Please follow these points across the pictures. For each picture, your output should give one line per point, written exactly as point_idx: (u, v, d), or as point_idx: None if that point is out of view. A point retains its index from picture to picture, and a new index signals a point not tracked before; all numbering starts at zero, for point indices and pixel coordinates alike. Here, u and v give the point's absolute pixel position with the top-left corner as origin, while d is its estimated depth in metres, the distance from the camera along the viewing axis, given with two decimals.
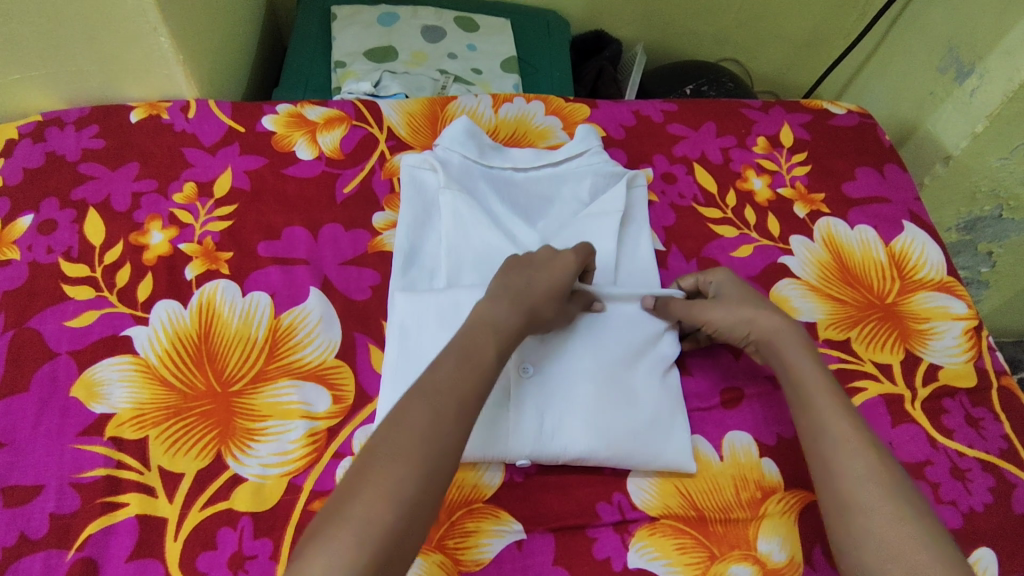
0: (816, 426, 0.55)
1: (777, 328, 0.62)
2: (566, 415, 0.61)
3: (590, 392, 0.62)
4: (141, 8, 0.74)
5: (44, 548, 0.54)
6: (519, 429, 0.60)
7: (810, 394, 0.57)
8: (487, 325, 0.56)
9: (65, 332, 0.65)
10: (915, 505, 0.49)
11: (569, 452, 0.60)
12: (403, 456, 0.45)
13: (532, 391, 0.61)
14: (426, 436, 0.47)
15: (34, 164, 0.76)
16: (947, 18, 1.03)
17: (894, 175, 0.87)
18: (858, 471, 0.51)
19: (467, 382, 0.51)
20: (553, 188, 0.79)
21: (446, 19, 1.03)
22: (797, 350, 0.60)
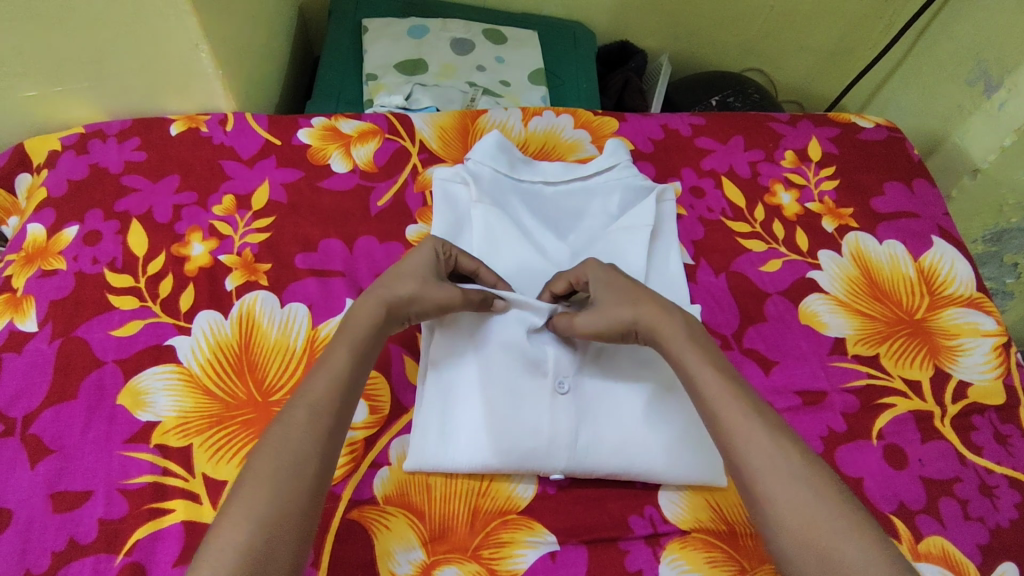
0: (705, 403, 0.53)
1: (656, 325, 0.58)
2: (599, 432, 0.62)
3: (624, 412, 0.63)
4: (183, 25, 0.76)
5: (94, 552, 0.56)
6: (555, 443, 0.61)
7: (698, 372, 0.54)
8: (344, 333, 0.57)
9: (111, 340, 0.67)
10: (811, 472, 0.48)
11: (602, 467, 0.61)
12: (270, 473, 0.47)
13: (569, 408, 0.62)
14: (280, 453, 0.48)
15: (78, 176, 0.79)
16: (975, 30, 1.03)
17: (923, 189, 0.87)
18: (751, 443, 0.49)
19: (316, 392, 0.52)
20: (583, 202, 0.80)
21: (474, 32, 1.05)
22: (680, 339, 0.57)
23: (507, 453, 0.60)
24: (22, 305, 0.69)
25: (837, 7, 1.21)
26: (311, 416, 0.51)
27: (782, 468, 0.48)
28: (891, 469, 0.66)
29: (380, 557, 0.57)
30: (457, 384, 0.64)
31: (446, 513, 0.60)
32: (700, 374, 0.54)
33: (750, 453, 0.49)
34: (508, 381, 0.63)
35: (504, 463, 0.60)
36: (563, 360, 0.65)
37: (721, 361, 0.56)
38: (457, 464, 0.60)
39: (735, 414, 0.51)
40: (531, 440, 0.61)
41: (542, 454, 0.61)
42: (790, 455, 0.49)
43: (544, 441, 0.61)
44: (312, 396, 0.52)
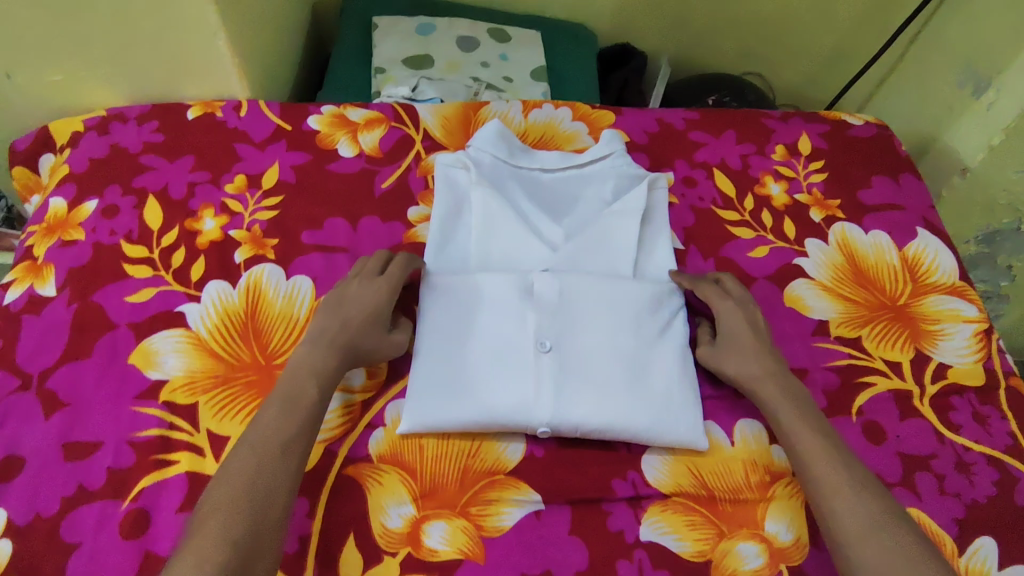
0: (798, 454, 0.60)
1: (755, 380, 0.66)
2: (581, 387, 0.65)
3: (605, 369, 0.66)
4: (203, 14, 0.80)
5: (102, 498, 0.59)
6: (538, 399, 0.64)
7: (792, 425, 0.62)
8: (306, 371, 0.60)
9: (125, 305, 0.71)
10: (889, 519, 0.55)
11: (585, 424, 0.64)
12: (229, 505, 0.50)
13: (551, 366, 0.65)
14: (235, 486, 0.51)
15: (99, 154, 0.83)
16: (965, 35, 1.06)
17: (909, 183, 0.90)
18: (834, 493, 0.57)
19: (291, 428, 0.56)
20: (579, 188, 0.83)
21: (480, 31, 1.09)
22: (778, 394, 0.64)
23: (494, 410, 0.63)
24: (43, 272, 0.73)
25: (833, 13, 1.25)
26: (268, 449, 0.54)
27: (863, 518, 0.55)
28: (869, 443, 0.68)
29: (372, 510, 0.60)
30: (445, 353, 0.67)
31: (436, 471, 0.63)
32: (794, 426, 0.62)
33: (836, 503, 0.56)
34: (491, 345, 0.67)
35: (491, 422, 0.63)
36: (543, 322, 0.67)
37: (814, 415, 0.63)
38: (445, 422, 0.63)
39: (824, 469, 0.58)
40: (515, 397, 0.64)
41: (527, 409, 0.63)
42: (868, 505, 0.56)
43: (527, 399, 0.64)
44: (285, 427, 0.56)
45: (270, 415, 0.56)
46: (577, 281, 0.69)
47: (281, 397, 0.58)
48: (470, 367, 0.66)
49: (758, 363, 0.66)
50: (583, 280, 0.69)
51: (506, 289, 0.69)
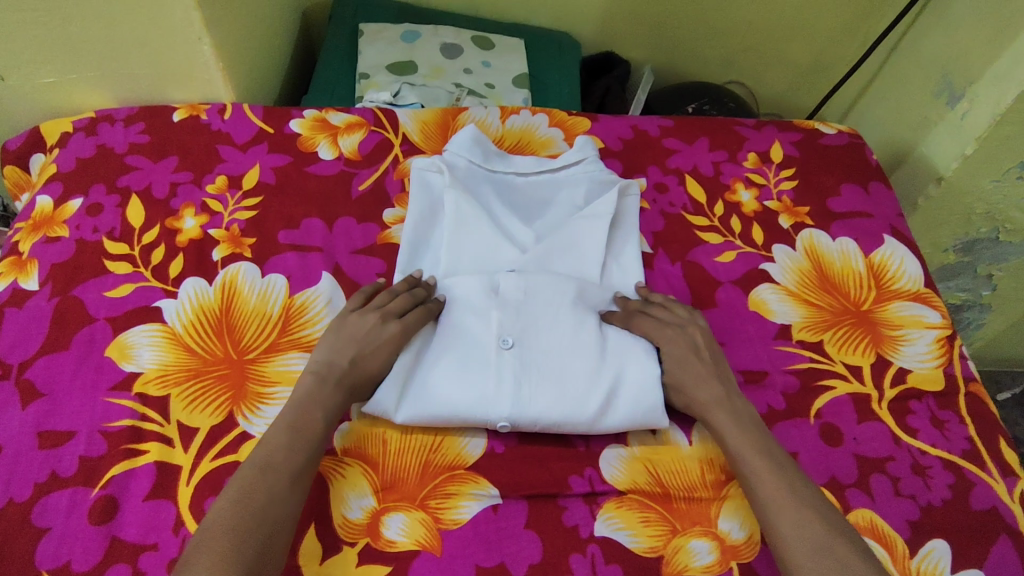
0: (746, 479, 0.61)
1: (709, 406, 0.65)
2: (541, 382, 0.66)
3: (564, 365, 0.67)
4: (188, 20, 0.83)
5: (72, 485, 0.61)
6: (497, 394, 0.65)
7: (742, 450, 0.62)
8: (306, 399, 0.61)
9: (104, 300, 0.73)
10: (828, 531, 0.56)
11: (543, 418, 0.65)
12: (240, 536, 0.51)
13: (512, 362, 0.66)
14: (246, 517, 0.52)
15: (86, 154, 0.86)
16: (941, 46, 1.08)
17: (878, 192, 0.91)
18: (772, 502, 0.58)
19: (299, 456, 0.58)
20: (550, 194, 0.85)
21: (464, 38, 1.12)
22: (726, 417, 0.64)
23: (453, 404, 0.65)
24: (26, 267, 0.76)
25: (814, 23, 1.27)
26: (274, 482, 0.55)
27: (806, 535, 0.56)
28: (826, 445, 0.69)
29: (334, 501, 0.62)
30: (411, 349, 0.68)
31: (398, 465, 0.64)
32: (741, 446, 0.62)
33: (781, 520, 0.57)
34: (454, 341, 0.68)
35: (451, 415, 0.65)
36: (506, 320, 0.69)
37: (765, 438, 0.63)
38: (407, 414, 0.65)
39: (770, 489, 0.59)
40: (476, 392, 0.65)
41: (486, 404, 0.64)
42: (809, 521, 0.56)
43: (488, 393, 0.65)
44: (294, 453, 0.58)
45: (277, 444, 0.58)
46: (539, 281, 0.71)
47: (284, 429, 0.59)
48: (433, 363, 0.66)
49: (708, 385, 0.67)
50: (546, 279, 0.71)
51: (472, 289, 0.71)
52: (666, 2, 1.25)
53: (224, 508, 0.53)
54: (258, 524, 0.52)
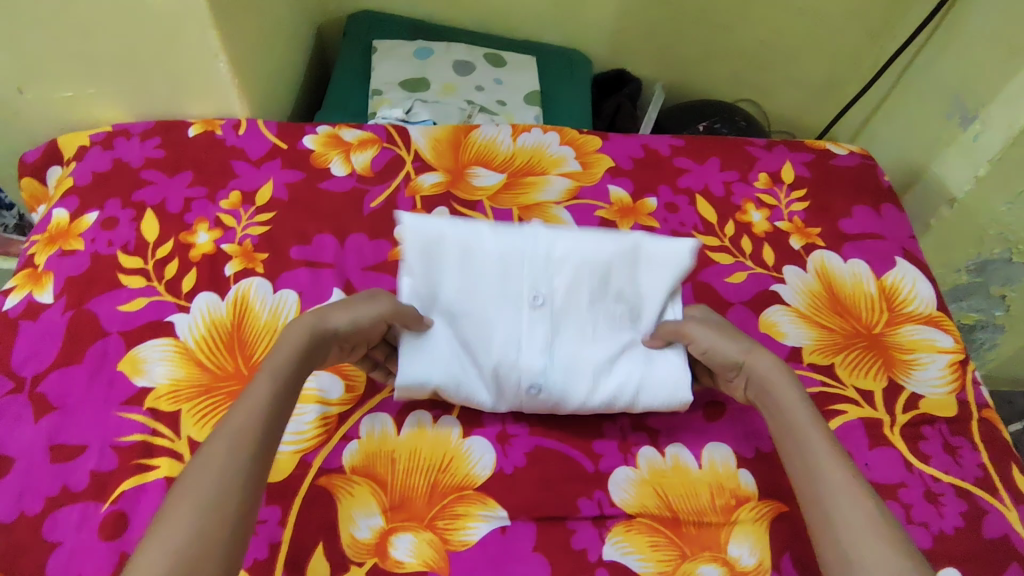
0: (808, 456, 0.56)
1: (770, 379, 0.62)
2: (572, 339, 0.67)
3: (593, 335, 0.68)
4: (205, 37, 0.84)
5: (83, 500, 0.62)
6: (532, 337, 0.66)
7: (806, 429, 0.58)
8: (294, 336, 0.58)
9: (118, 314, 0.74)
10: (899, 537, 0.51)
11: (574, 373, 0.66)
12: (234, 483, 0.46)
13: (542, 322, 0.67)
14: (247, 466, 0.48)
15: (102, 168, 0.87)
16: (952, 67, 1.08)
17: (890, 214, 0.91)
18: (834, 482, 0.54)
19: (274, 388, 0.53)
20: (572, 296, 0.68)
21: (476, 55, 1.13)
22: (789, 392, 0.61)
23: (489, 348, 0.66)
24: (42, 280, 0.77)
25: (825, 43, 1.28)
26: (254, 435, 0.50)
27: (872, 538, 0.50)
28: None
29: (342, 521, 0.62)
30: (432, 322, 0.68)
31: (406, 484, 0.64)
32: (809, 436, 0.57)
33: (849, 516, 0.52)
34: (477, 306, 0.68)
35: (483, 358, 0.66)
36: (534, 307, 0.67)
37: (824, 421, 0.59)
38: (441, 356, 0.66)
39: (830, 468, 0.55)
40: (510, 336, 0.66)
41: (521, 345, 0.66)
42: (877, 523, 0.51)
43: (521, 339, 0.66)
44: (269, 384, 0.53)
45: (257, 397, 0.52)
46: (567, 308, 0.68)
47: (265, 379, 0.53)
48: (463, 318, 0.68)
49: (775, 372, 0.62)
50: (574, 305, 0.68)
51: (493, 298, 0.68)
52: (677, 21, 1.26)
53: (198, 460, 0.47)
54: (242, 479, 0.47)
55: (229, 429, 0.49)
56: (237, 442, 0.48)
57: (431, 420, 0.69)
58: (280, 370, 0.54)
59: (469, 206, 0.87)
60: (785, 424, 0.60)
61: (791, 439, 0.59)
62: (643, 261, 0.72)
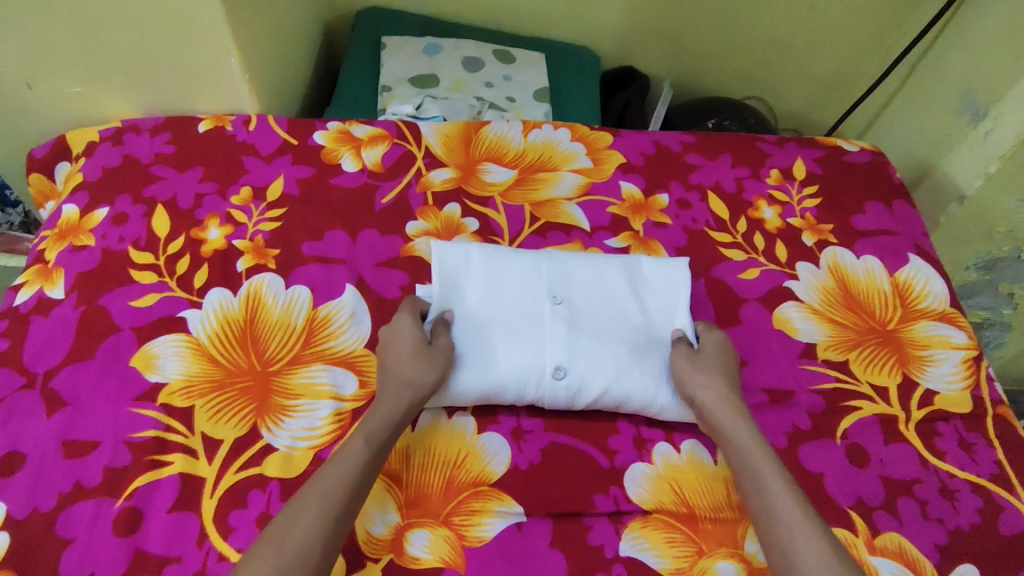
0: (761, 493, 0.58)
1: (721, 415, 0.64)
2: (592, 335, 0.71)
3: (613, 340, 0.71)
4: (216, 31, 0.84)
5: (97, 496, 0.61)
6: (555, 321, 0.71)
7: (761, 467, 0.60)
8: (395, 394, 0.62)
9: (129, 310, 0.73)
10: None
11: (597, 360, 0.69)
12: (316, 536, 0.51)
13: (564, 315, 0.72)
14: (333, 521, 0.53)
15: (112, 164, 0.86)
16: (964, 64, 1.07)
17: (902, 211, 0.91)
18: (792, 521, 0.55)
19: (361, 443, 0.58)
20: (587, 313, 0.73)
21: (485, 52, 1.13)
22: (741, 430, 0.63)
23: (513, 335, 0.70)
24: (52, 275, 0.76)
25: (834, 39, 1.27)
26: (344, 495, 0.54)
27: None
28: (853, 467, 0.68)
29: (357, 517, 0.61)
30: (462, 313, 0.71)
31: (422, 480, 0.64)
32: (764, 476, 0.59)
33: (806, 561, 0.53)
34: (501, 305, 0.72)
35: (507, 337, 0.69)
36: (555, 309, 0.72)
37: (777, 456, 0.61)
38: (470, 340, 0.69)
39: (787, 506, 0.57)
40: (533, 324, 0.71)
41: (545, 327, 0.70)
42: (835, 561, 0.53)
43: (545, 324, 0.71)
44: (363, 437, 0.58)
45: (348, 456, 0.56)
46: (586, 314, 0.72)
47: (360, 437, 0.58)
48: (490, 309, 0.71)
49: (724, 410, 0.65)
50: (592, 310, 0.73)
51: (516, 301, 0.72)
52: (685, 17, 1.25)
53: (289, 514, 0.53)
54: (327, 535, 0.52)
55: (322, 486, 0.54)
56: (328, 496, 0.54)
57: (445, 417, 0.68)
58: (374, 433, 0.59)
59: (481, 202, 0.86)
60: (742, 465, 0.61)
61: (749, 480, 0.60)
62: (650, 273, 0.77)
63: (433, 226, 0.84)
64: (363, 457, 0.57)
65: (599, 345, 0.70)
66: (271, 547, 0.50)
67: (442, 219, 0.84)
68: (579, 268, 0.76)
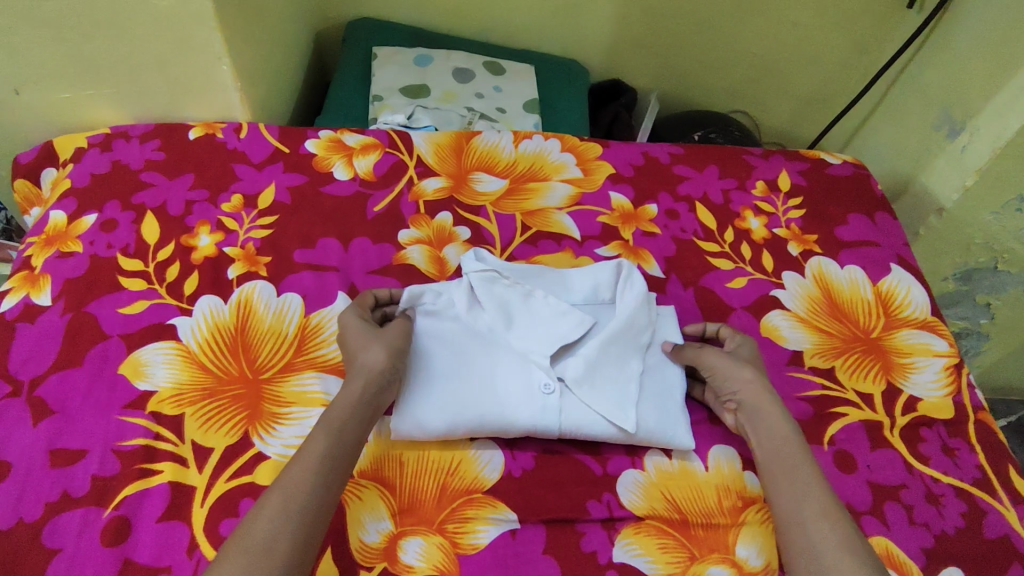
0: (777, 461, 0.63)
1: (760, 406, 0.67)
2: (518, 341, 0.71)
3: (515, 337, 0.71)
4: (209, 40, 0.84)
5: (84, 506, 0.60)
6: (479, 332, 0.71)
7: (775, 434, 0.65)
8: (342, 403, 0.61)
9: (118, 317, 0.72)
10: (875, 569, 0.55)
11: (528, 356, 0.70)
12: (293, 528, 0.52)
13: (485, 325, 0.72)
14: (304, 510, 0.53)
15: (101, 170, 0.86)
16: (942, 80, 1.11)
17: (884, 222, 0.94)
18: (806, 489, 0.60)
19: (321, 440, 0.57)
20: (516, 313, 0.73)
21: (476, 64, 1.14)
22: (775, 416, 0.66)
23: (447, 365, 0.69)
24: (39, 282, 0.75)
25: (814, 56, 1.31)
26: (307, 488, 0.54)
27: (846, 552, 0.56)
28: (840, 472, 0.70)
29: (351, 525, 0.61)
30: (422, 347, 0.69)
31: (416, 487, 0.64)
32: (783, 448, 0.64)
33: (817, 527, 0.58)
34: (443, 341, 0.70)
35: (448, 372, 0.68)
36: (481, 327, 0.72)
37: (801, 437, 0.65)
38: (431, 389, 0.67)
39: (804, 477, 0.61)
40: (465, 348, 0.70)
41: (470, 348, 0.70)
42: (853, 543, 0.57)
43: (476, 349, 0.70)
44: (316, 439, 0.57)
45: (312, 451, 0.56)
46: (506, 312, 0.73)
47: (321, 433, 0.58)
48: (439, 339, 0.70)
49: (765, 395, 0.67)
50: (511, 302, 0.74)
51: (453, 332, 0.71)
52: (672, 31, 1.28)
53: (276, 502, 0.53)
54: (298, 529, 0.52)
55: (283, 482, 0.54)
56: (289, 495, 0.53)
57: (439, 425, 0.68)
58: (332, 422, 0.59)
59: (472, 211, 0.87)
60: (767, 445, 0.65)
61: (772, 456, 0.64)
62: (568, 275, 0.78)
63: (425, 234, 0.84)
64: (329, 455, 0.57)
65: (514, 356, 0.70)
66: (244, 540, 0.51)
67: (435, 227, 0.85)
68: (479, 279, 0.74)
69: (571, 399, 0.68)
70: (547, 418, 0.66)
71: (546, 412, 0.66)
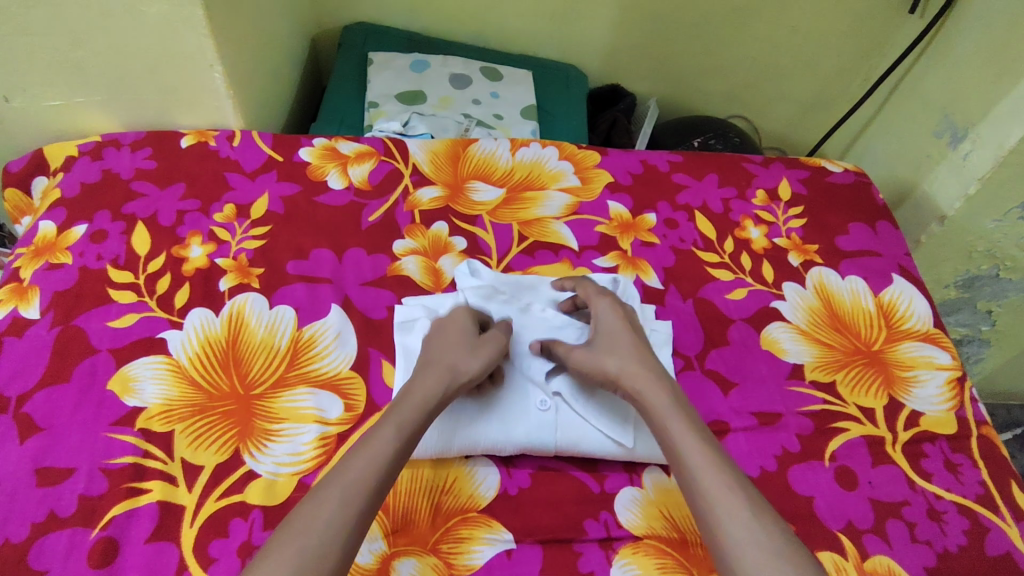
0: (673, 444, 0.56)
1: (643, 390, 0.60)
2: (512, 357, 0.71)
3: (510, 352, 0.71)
4: (201, 48, 0.83)
5: (71, 526, 0.59)
6: None
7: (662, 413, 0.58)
8: (419, 401, 0.57)
9: (107, 331, 0.71)
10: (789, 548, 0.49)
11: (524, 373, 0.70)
12: (344, 528, 0.48)
13: None
14: (359, 511, 0.49)
15: (91, 180, 0.84)
16: (943, 86, 1.10)
17: (885, 231, 0.93)
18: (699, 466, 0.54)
19: (386, 435, 0.53)
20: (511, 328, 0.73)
21: (472, 69, 1.13)
22: (658, 394, 0.59)
23: None
24: (27, 294, 0.74)
25: (814, 61, 1.30)
26: (368, 486, 0.50)
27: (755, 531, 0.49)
28: (842, 489, 0.68)
29: None
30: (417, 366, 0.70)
31: (410, 506, 0.63)
32: (673, 426, 0.57)
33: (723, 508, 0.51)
34: None
35: None
36: None
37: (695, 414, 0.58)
38: None
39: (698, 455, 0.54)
40: None
41: None
42: (755, 523, 0.50)
43: None
44: (382, 434, 0.53)
45: (377, 451, 0.52)
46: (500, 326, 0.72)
47: (389, 428, 0.54)
48: None
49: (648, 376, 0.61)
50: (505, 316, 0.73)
51: None
52: (671, 36, 1.27)
53: (334, 497, 0.49)
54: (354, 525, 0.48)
55: (345, 478, 0.50)
56: (349, 491, 0.49)
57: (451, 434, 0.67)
58: (406, 423, 0.55)
59: (469, 221, 0.86)
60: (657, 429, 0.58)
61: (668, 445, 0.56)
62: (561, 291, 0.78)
63: (421, 245, 0.83)
64: (393, 452, 0.53)
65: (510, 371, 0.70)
66: (292, 538, 0.47)
67: (430, 237, 0.84)
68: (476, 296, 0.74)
69: (568, 414, 0.68)
70: (543, 433, 0.66)
71: (543, 427, 0.67)
